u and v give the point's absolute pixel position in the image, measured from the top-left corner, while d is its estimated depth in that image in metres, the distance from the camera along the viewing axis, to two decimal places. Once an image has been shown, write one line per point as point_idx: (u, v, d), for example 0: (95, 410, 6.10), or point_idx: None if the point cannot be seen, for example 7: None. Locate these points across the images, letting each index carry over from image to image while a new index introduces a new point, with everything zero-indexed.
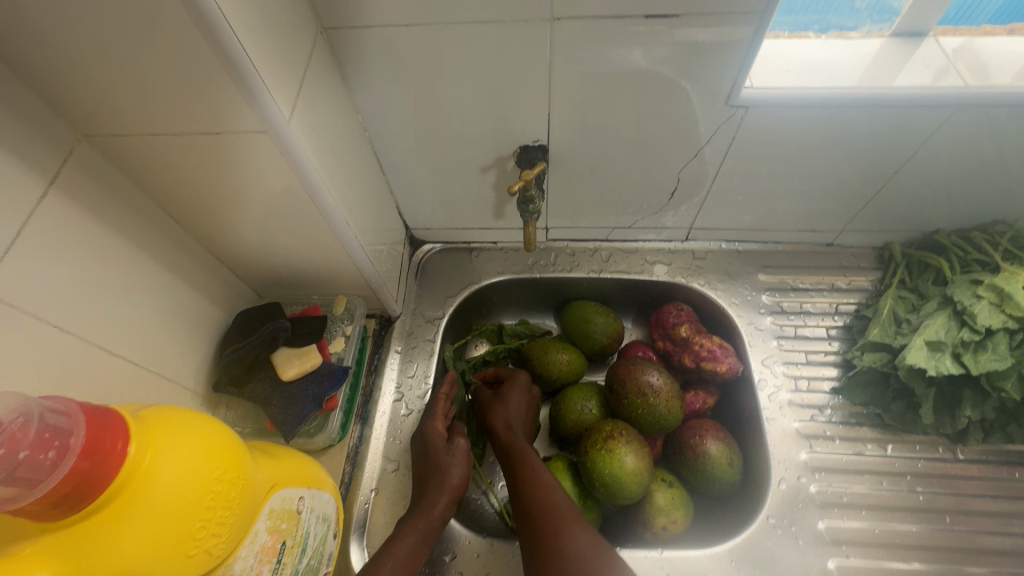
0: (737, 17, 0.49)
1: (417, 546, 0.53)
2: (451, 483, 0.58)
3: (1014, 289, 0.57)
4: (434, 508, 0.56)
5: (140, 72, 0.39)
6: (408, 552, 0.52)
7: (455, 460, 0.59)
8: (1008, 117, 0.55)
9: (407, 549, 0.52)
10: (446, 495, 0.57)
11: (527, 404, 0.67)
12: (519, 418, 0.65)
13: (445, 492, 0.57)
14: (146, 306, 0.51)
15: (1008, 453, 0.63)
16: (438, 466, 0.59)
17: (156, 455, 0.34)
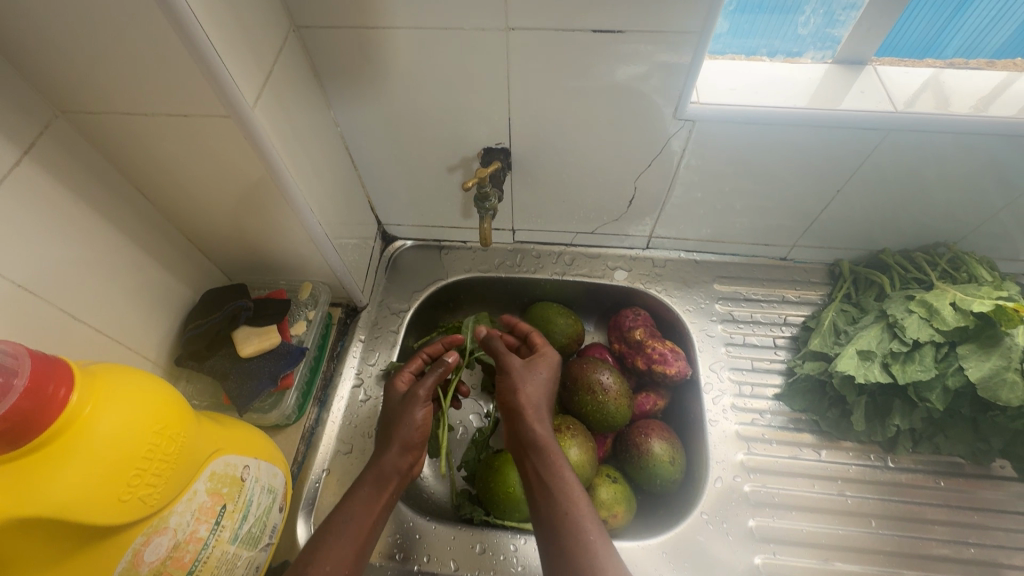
0: (681, 36, 0.53)
1: (366, 508, 0.56)
2: (404, 436, 0.60)
3: (941, 305, 0.61)
4: (384, 459, 0.59)
5: (114, 56, 0.42)
6: (358, 517, 0.55)
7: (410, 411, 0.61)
8: (937, 142, 0.59)
9: (357, 521, 0.55)
10: (396, 447, 0.59)
11: (552, 379, 0.64)
12: (542, 395, 0.62)
13: (393, 444, 0.59)
14: (112, 277, 0.54)
15: (938, 463, 0.65)
16: (392, 421, 0.61)
17: (97, 405, 0.37)
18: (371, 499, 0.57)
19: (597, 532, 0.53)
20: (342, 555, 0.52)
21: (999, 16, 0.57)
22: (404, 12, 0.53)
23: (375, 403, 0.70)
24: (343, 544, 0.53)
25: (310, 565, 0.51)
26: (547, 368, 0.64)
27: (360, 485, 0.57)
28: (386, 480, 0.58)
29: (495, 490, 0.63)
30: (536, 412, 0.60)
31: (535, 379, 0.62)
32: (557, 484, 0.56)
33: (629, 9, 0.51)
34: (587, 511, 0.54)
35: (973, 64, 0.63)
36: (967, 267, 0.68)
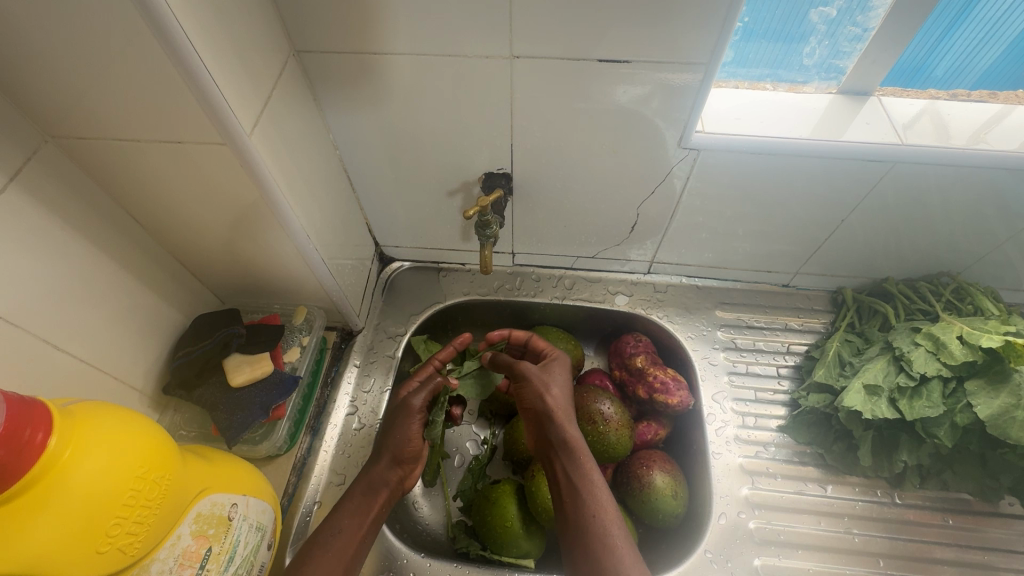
0: (687, 67, 0.52)
1: (356, 519, 0.56)
2: (396, 447, 0.60)
3: (948, 338, 0.60)
4: (375, 470, 0.59)
5: (107, 82, 0.41)
6: (347, 529, 0.55)
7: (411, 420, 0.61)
8: (944, 174, 0.59)
9: (345, 534, 0.54)
10: (386, 458, 0.60)
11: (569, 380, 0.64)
12: (566, 395, 0.62)
13: (384, 455, 0.60)
14: (100, 304, 0.52)
15: (947, 500, 0.64)
16: (385, 432, 0.61)
17: (77, 449, 0.35)
18: (361, 511, 0.56)
19: (623, 537, 0.53)
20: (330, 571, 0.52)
21: (987, 40, 0.56)
22: (407, 37, 0.52)
23: (370, 432, 0.68)
24: (332, 558, 0.52)
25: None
26: (563, 368, 0.64)
27: (350, 497, 0.57)
28: (376, 491, 0.58)
29: (492, 524, 0.61)
30: (564, 410, 0.60)
31: (556, 378, 0.63)
32: (586, 486, 0.55)
33: (634, 39, 0.50)
34: (615, 514, 0.54)
35: (975, 96, 0.62)
36: (971, 299, 0.67)
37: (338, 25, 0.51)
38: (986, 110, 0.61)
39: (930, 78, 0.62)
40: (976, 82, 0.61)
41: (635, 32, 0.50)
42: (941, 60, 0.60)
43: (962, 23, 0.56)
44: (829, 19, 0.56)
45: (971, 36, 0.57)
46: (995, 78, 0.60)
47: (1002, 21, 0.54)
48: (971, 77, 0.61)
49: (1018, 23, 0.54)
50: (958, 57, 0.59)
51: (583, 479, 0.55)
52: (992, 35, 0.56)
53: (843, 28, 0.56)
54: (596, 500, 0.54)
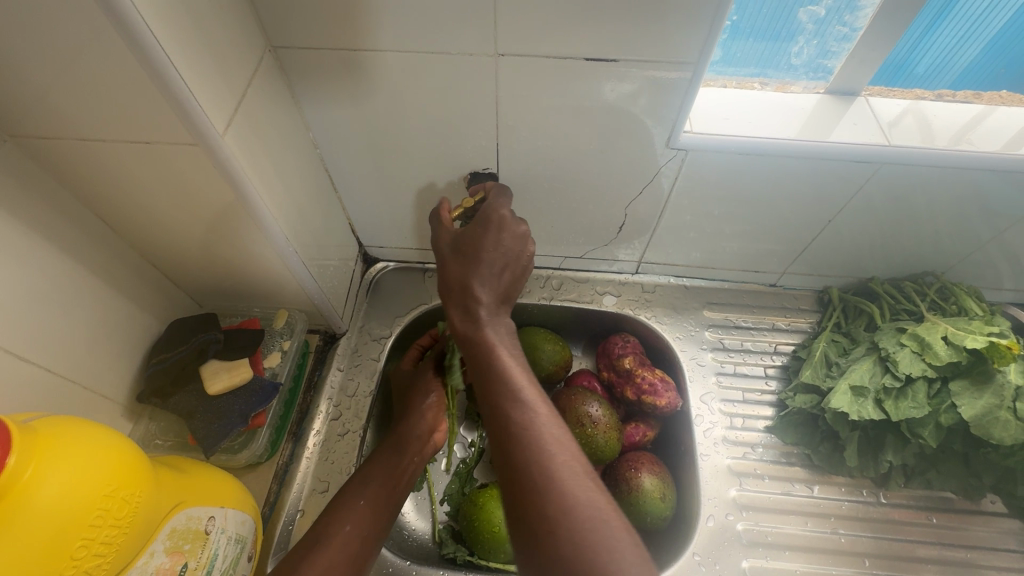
0: (676, 66, 0.51)
1: (386, 470, 0.57)
2: (421, 404, 0.63)
3: (933, 339, 0.60)
4: (405, 427, 0.61)
5: (69, 81, 0.39)
6: (378, 479, 0.56)
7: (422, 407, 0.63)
8: (930, 175, 0.59)
9: (377, 484, 0.55)
10: (417, 413, 0.63)
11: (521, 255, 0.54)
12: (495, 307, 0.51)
13: (414, 411, 0.63)
14: (68, 311, 0.50)
15: (930, 499, 0.65)
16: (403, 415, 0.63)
17: (39, 468, 0.33)
18: (391, 462, 0.58)
19: (569, 457, 0.40)
20: (364, 520, 0.52)
21: (966, 37, 0.56)
22: (388, 34, 0.50)
23: (354, 437, 0.66)
24: (363, 507, 0.53)
25: (330, 527, 0.51)
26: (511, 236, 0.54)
27: (381, 451, 0.59)
28: (405, 444, 0.60)
29: (479, 529, 0.60)
30: (507, 287, 0.53)
31: (497, 247, 0.53)
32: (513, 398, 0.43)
33: (623, 37, 0.49)
34: (560, 431, 0.41)
35: (961, 96, 0.62)
36: (955, 299, 0.68)
37: (317, 20, 0.49)
38: (963, 114, 0.60)
39: (913, 74, 0.62)
40: (956, 81, 0.61)
41: (623, 31, 0.49)
42: (923, 56, 0.60)
43: (944, 20, 0.56)
44: (818, 18, 0.55)
45: (951, 32, 0.57)
46: (972, 78, 0.60)
47: (983, 17, 0.54)
48: (948, 77, 0.61)
49: (1001, 16, 0.54)
50: (940, 52, 0.59)
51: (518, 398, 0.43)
52: (972, 32, 0.56)
53: (831, 28, 0.56)
54: (535, 423, 0.41)
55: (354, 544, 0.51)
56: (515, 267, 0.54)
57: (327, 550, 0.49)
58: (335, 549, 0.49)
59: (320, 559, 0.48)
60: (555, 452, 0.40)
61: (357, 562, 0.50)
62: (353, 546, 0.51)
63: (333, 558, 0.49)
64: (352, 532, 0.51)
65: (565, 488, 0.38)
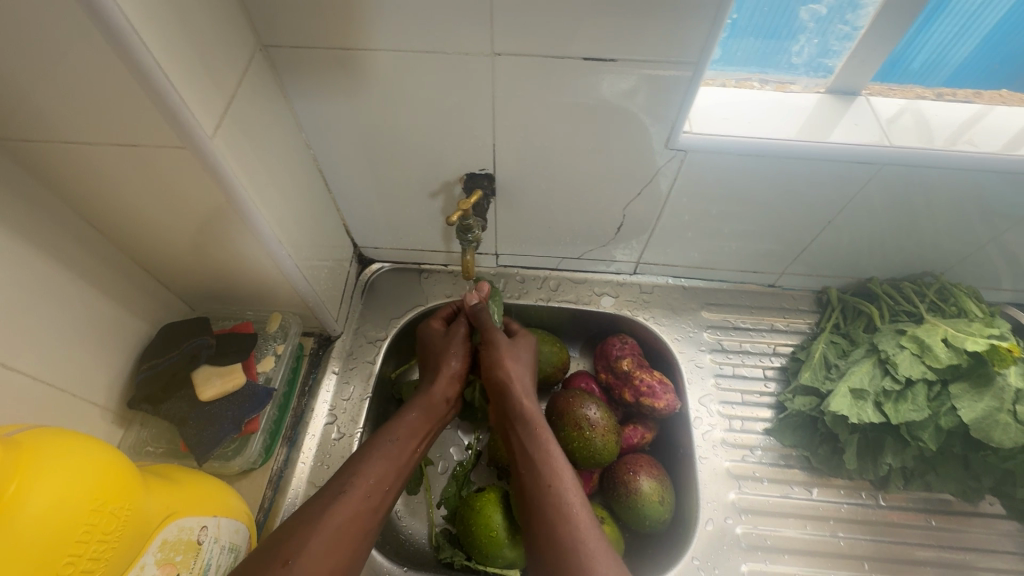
0: (676, 65, 0.50)
1: (412, 430, 0.59)
2: (449, 372, 0.65)
3: (933, 341, 0.60)
4: (432, 391, 0.63)
5: (51, 81, 0.38)
6: (404, 438, 0.58)
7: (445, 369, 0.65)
8: (932, 176, 0.58)
9: (402, 444, 0.57)
10: (444, 379, 0.65)
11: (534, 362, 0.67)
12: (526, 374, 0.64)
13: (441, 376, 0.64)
14: (55, 316, 0.49)
15: (928, 501, 0.65)
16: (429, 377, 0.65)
17: (23, 482, 0.32)
18: (417, 425, 0.60)
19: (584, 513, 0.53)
20: (386, 475, 0.54)
21: (962, 32, 0.55)
22: (382, 32, 0.49)
23: (350, 442, 0.66)
24: (387, 462, 0.55)
25: (355, 478, 0.52)
26: (527, 354, 0.66)
27: (410, 411, 0.61)
28: (431, 409, 0.62)
29: (476, 534, 0.59)
30: (511, 382, 0.62)
31: (517, 359, 0.65)
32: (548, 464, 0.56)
33: (621, 35, 0.48)
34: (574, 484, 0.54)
35: (961, 95, 0.61)
36: (954, 299, 0.67)
37: (309, 18, 0.48)
38: (965, 110, 0.60)
39: (908, 70, 0.61)
40: (950, 78, 0.60)
41: (621, 29, 0.48)
42: (920, 51, 0.58)
43: (940, 16, 0.55)
44: (819, 16, 0.55)
45: (948, 28, 0.56)
46: (966, 76, 0.60)
47: (977, 15, 0.54)
48: (943, 74, 0.60)
49: (993, 13, 0.53)
50: (936, 48, 0.58)
51: (553, 495, 0.53)
52: (966, 29, 0.55)
53: (832, 26, 0.55)
54: (560, 491, 0.54)
55: (376, 496, 0.52)
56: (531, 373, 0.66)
57: (349, 500, 0.51)
58: (357, 501, 0.51)
59: (344, 507, 0.50)
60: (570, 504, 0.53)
61: (376, 511, 0.52)
62: (375, 498, 0.52)
63: (355, 508, 0.51)
64: (374, 485, 0.53)
65: (579, 540, 0.50)
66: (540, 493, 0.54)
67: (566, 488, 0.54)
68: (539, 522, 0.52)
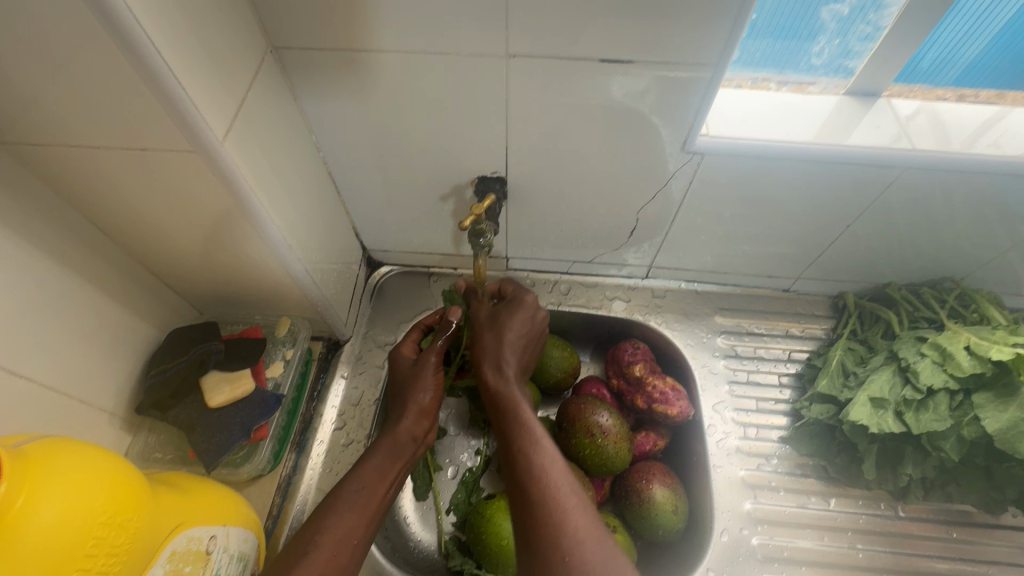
0: (693, 67, 0.49)
1: (378, 476, 0.53)
2: (420, 403, 0.58)
3: (956, 349, 0.59)
4: (399, 427, 0.56)
5: (59, 85, 0.37)
6: (369, 484, 0.52)
7: (422, 378, 0.59)
8: (955, 181, 0.57)
9: (368, 490, 0.52)
10: (412, 414, 0.57)
11: (529, 325, 0.58)
12: (509, 343, 0.56)
13: (410, 410, 0.57)
14: (64, 323, 0.48)
15: (948, 512, 0.64)
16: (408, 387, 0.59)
17: (31, 495, 0.32)
18: (385, 470, 0.54)
19: (574, 504, 0.44)
20: (351, 528, 0.49)
21: (972, 31, 0.54)
22: (392, 34, 0.48)
23: (359, 448, 0.65)
24: (353, 514, 0.50)
25: (318, 538, 0.47)
26: (518, 312, 0.59)
27: (375, 453, 0.54)
28: (400, 449, 0.56)
29: (486, 543, 0.58)
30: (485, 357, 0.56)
31: (501, 330, 0.57)
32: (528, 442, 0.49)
33: (637, 36, 0.47)
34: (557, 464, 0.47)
35: (982, 96, 0.59)
36: (976, 306, 0.66)
37: (319, 19, 0.47)
38: (985, 111, 0.58)
39: (915, 70, 0.58)
40: (958, 80, 0.58)
41: (637, 30, 0.47)
42: (928, 53, 0.56)
43: (948, 16, 0.53)
44: (840, 16, 0.53)
45: (957, 26, 0.54)
46: (976, 77, 0.58)
47: (987, 13, 0.52)
48: (952, 73, 0.58)
49: (1004, 13, 0.51)
50: (944, 48, 0.56)
51: (532, 473, 0.46)
52: (977, 27, 0.53)
53: (854, 26, 0.54)
54: (542, 475, 0.46)
55: (343, 553, 0.47)
56: (524, 342, 0.58)
57: (314, 563, 0.46)
58: (324, 563, 0.46)
59: (308, 572, 0.45)
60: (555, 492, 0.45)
61: (344, 573, 0.47)
62: (343, 556, 0.47)
63: (322, 571, 0.46)
64: (340, 541, 0.48)
65: (561, 510, 0.44)
66: (524, 469, 0.47)
67: (545, 459, 0.47)
68: (523, 501, 0.46)
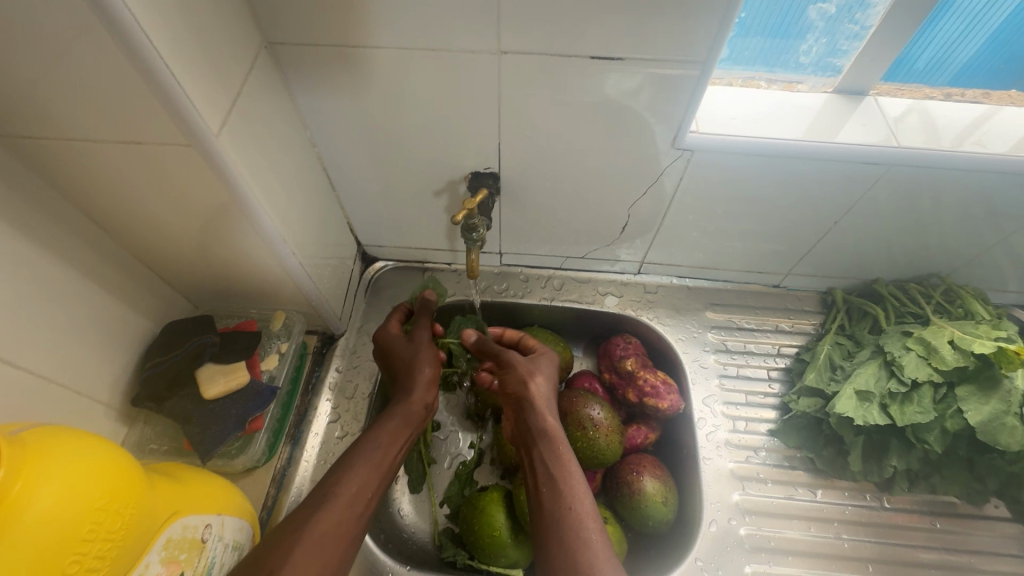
0: (683, 64, 0.50)
1: (393, 438, 0.54)
2: (430, 374, 0.60)
3: (939, 343, 0.60)
4: (412, 396, 0.58)
5: (56, 78, 0.38)
6: (385, 443, 0.53)
7: (422, 355, 0.62)
8: (941, 178, 0.58)
9: (384, 449, 0.53)
10: (422, 385, 0.59)
11: (557, 375, 0.63)
12: (548, 389, 0.60)
13: (420, 381, 0.59)
14: (59, 314, 0.49)
15: (933, 504, 0.65)
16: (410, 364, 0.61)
17: (28, 481, 0.32)
18: (398, 433, 0.55)
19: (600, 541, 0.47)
20: (372, 481, 0.50)
21: (965, 32, 0.55)
22: (386, 30, 0.49)
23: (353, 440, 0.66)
24: (371, 468, 0.51)
25: (337, 490, 0.48)
26: (549, 364, 0.62)
27: (388, 417, 0.56)
28: (412, 414, 0.57)
29: (480, 534, 0.59)
30: (526, 394, 0.58)
31: (541, 371, 0.61)
32: (563, 479, 0.51)
33: (627, 34, 0.48)
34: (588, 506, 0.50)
35: (969, 95, 0.60)
36: (961, 301, 0.67)
37: (314, 15, 0.48)
38: (971, 110, 0.59)
39: (911, 69, 0.60)
40: (952, 79, 0.60)
41: (626, 28, 0.48)
42: (924, 51, 0.58)
43: (944, 15, 0.54)
44: (828, 15, 0.54)
45: (951, 27, 0.55)
46: (970, 76, 0.59)
47: (982, 13, 0.53)
48: (947, 74, 0.59)
49: (998, 13, 0.53)
50: (939, 47, 0.57)
51: (567, 511, 0.49)
52: (971, 27, 0.54)
53: (842, 25, 0.55)
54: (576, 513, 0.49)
55: (360, 505, 0.48)
56: (554, 387, 0.62)
57: (332, 514, 0.46)
58: (342, 512, 0.47)
59: (329, 516, 0.46)
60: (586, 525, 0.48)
61: (359, 523, 0.48)
62: (359, 506, 0.48)
63: (340, 519, 0.46)
64: (358, 493, 0.49)
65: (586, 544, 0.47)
66: (558, 506, 0.50)
67: (577, 499, 0.50)
68: (552, 535, 0.49)
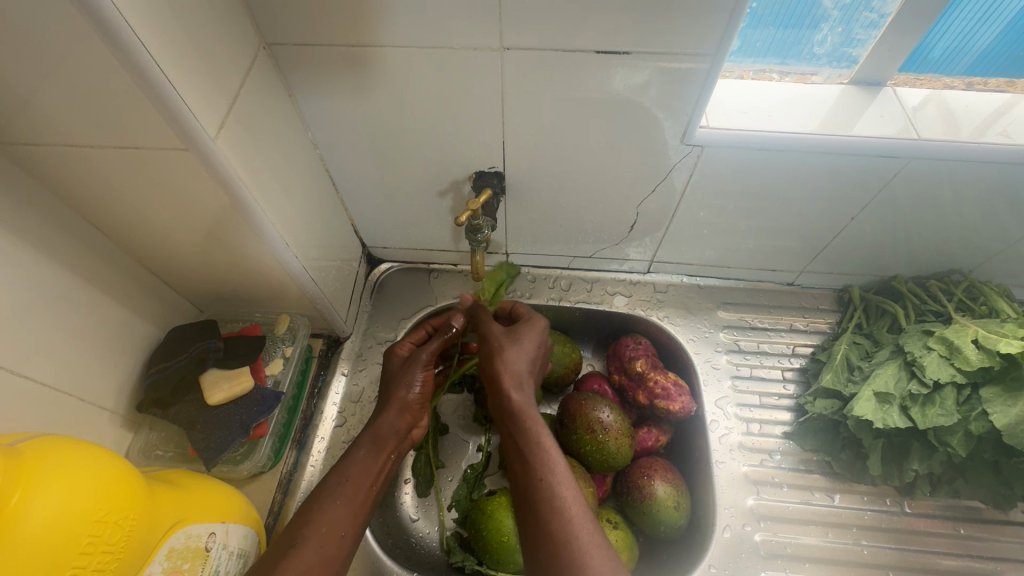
0: (691, 57, 0.48)
1: (364, 469, 0.53)
2: (401, 395, 0.59)
3: (962, 343, 0.58)
4: (382, 421, 0.58)
5: (49, 84, 0.37)
6: (355, 478, 0.52)
7: (410, 372, 0.61)
8: (964, 171, 0.55)
9: (354, 484, 0.52)
10: (395, 408, 0.59)
11: (540, 347, 0.60)
12: (524, 364, 0.57)
13: (392, 405, 0.59)
14: (64, 322, 0.48)
15: (956, 509, 0.63)
16: (390, 381, 0.61)
17: (26, 493, 0.32)
18: (368, 463, 0.54)
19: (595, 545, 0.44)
20: (338, 517, 0.49)
21: (984, 18, 0.52)
22: (387, 28, 0.48)
23: None
24: (341, 506, 0.50)
25: (306, 529, 0.47)
26: (532, 334, 0.60)
27: (357, 448, 0.55)
28: (383, 441, 0.56)
29: (487, 539, 0.58)
30: (505, 376, 0.55)
31: (518, 346, 0.58)
32: (538, 458, 0.50)
33: (635, 27, 0.46)
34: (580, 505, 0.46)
35: (992, 84, 0.57)
36: (985, 299, 0.64)
37: (311, 15, 0.47)
38: (995, 101, 0.57)
39: (927, 59, 0.57)
40: (970, 68, 0.57)
41: (632, 20, 0.46)
42: (945, 37, 0.54)
43: (960, 2, 0.51)
44: (843, 4, 0.52)
45: (968, 15, 0.52)
46: (991, 62, 0.55)
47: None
48: (967, 60, 0.56)
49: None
50: (958, 35, 0.54)
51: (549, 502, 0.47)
52: (991, 13, 0.51)
53: (857, 14, 0.53)
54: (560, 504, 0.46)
55: (331, 544, 0.48)
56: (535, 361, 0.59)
57: (301, 555, 0.46)
58: (312, 554, 0.46)
59: (296, 563, 0.45)
60: (561, 486, 0.47)
61: (334, 564, 0.47)
62: (331, 546, 0.47)
63: (311, 560, 0.46)
64: (328, 532, 0.48)
65: (576, 543, 0.44)
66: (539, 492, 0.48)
67: (562, 488, 0.47)
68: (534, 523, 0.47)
